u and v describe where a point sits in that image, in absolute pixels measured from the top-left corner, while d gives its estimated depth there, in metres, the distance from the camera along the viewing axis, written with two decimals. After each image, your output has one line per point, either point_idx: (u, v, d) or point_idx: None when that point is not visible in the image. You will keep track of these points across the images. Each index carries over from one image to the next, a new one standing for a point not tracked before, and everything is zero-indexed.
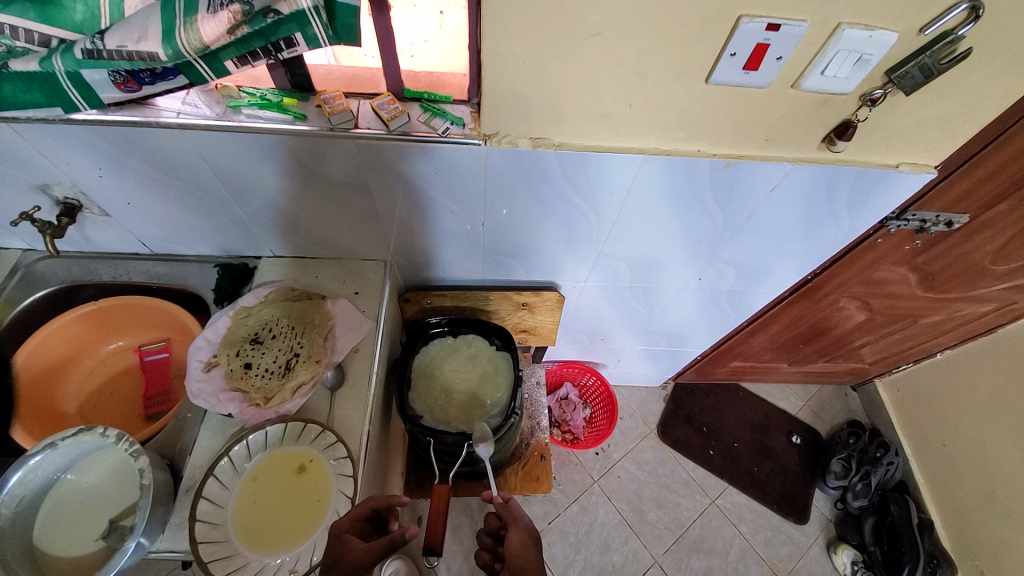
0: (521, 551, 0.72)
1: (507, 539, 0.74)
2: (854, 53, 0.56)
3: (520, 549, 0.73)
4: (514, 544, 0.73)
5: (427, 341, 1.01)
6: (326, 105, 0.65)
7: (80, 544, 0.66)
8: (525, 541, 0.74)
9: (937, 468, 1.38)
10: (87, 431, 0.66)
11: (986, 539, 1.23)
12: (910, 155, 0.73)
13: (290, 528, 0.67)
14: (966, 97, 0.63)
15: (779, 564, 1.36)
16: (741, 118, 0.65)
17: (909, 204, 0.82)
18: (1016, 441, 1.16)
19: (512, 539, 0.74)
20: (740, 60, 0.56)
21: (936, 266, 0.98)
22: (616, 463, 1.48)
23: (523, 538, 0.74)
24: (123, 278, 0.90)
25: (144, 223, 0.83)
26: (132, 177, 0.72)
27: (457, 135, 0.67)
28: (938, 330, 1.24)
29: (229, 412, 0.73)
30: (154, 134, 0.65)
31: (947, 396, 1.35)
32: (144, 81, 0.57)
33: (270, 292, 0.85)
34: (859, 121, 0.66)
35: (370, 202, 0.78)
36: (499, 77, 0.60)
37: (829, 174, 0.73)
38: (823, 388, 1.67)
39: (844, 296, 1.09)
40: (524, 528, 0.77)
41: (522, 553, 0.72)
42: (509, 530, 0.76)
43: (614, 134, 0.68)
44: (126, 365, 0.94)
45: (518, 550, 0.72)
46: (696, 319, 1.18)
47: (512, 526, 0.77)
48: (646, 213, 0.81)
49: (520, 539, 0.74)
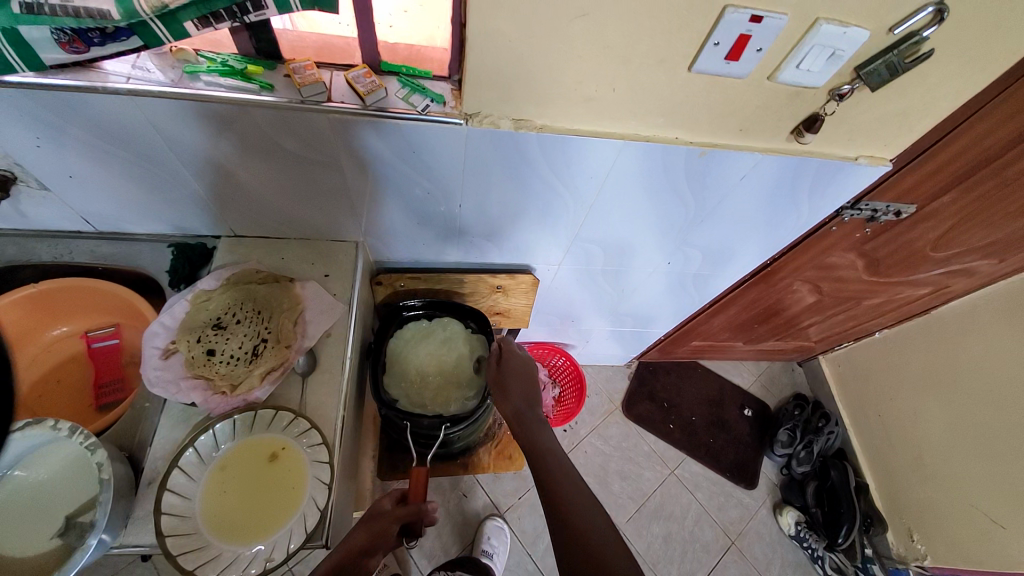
0: (518, 394, 0.83)
1: (500, 390, 0.84)
2: (828, 48, 0.57)
3: (517, 396, 0.83)
4: (511, 390, 0.84)
5: (401, 325, 1.00)
6: (296, 75, 0.61)
7: (23, 546, 0.60)
8: (525, 387, 0.85)
9: (871, 436, 1.51)
10: (36, 424, 0.63)
11: (913, 499, 1.37)
12: (869, 148, 0.77)
13: (263, 516, 0.65)
14: (920, 97, 0.67)
15: (730, 527, 1.46)
16: (719, 106, 0.67)
17: (864, 195, 0.87)
18: (946, 414, 1.30)
19: (506, 386, 0.85)
20: (723, 50, 0.57)
21: (882, 253, 1.06)
22: (582, 438, 1.54)
23: (521, 385, 0.85)
24: (65, 259, 0.82)
25: (90, 198, 0.76)
26: (74, 146, 0.65)
27: (437, 113, 0.64)
28: (879, 311, 1.34)
29: (193, 401, 0.69)
30: (103, 101, 0.59)
31: (884, 372, 1.47)
32: (93, 41, 0.51)
33: (232, 274, 0.81)
34: (827, 114, 0.68)
35: (340, 179, 0.74)
36: (483, 54, 0.57)
37: (795, 164, 0.77)
38: (772, 364, 1.79)
39: (797, 280, 1.16)
40: (523, 382, 0.85)
41: (518, 399, 0.82)
42: (500, 379, 0.86)
43: (596, 118, 0.68)
44: (72, 352, 0.87)
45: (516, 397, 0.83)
46: (663, 300, 1.21)
47: (501, 380, 0.85)
48: (622, 199, 0.82)
49: (517, 392, 0.84)
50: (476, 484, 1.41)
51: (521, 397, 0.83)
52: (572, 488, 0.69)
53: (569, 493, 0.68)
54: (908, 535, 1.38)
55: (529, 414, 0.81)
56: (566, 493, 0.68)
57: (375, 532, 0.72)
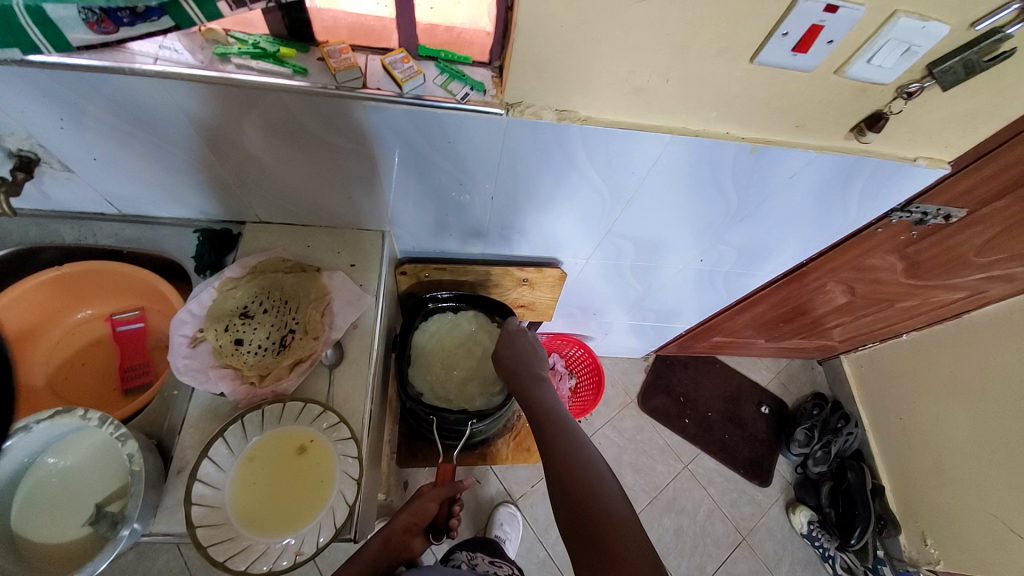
0: (511, 362, 0.84)
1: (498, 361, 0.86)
2: (903, 44, 0.53)
3: (511, 363, 0.84)
4: (506, 361, 0.85)
5: (426, 317, 0.98)
6: (332, 59, 0.58)
7: (57, 532, 0.60)
8: (520, 355, 0.85)
9: (890, 438, 1.49)
10: (66, 414, 0.62)
11: (931, 504, 1.36)
12: (929, 150, 0.73)
13: (293, 509, 0.64)
14: (993, 97, 0.63)
15: (741, 523, 1.46)
16: (776, 101, 0.63)
17: (917, 196, 0.83)
18: (970, 421, 1.27)
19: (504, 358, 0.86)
20: (790, 42, 0.53)
21: (924, 256, 1.02)
22: (597, 430, 1.53)
23: (516, 354, 0.85)
24: (89, 241, 0.81)
25: (114, 181, 0.74)
26: (99, 128, 0.63)
27: (477, 102, 0.61)
28: (912, 313, 1.30)
29: (222, 391, 0.69)
30: (130, 83, 0.56)
31: (908, 375, 1.44)
32: (122, 21, 0.48)
33: (259, 262, 0.80)
34: (892, 113, 0.64)
35: (370, 167, 0.71)
36: (532, 39, 0.54)
37: (848, 164, 0.73)
38: (792, 362, 1.76)
39: (831, 281, 1.12)
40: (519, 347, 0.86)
41: (516, 365, 0.83)
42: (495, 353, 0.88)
43: (645, 111, 0.64)
44: (98, 335, 0.87)
45: (508, 366, 0.84)
46: (689, 297, 1.18)
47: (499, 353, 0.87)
48: (662, 194, 0.79)
49: (513, 359, 0.84)
50: (490, 472, 1.42)
51: (514, 365, 0.83)
52: (588, 474, 0.61)
53: (584, 481, 0.60)
54: (921, 539, 1.37)
55: (521, 378, 0.80)
56: (581, 476, 0.60)
57: (415, 512, 0.84)
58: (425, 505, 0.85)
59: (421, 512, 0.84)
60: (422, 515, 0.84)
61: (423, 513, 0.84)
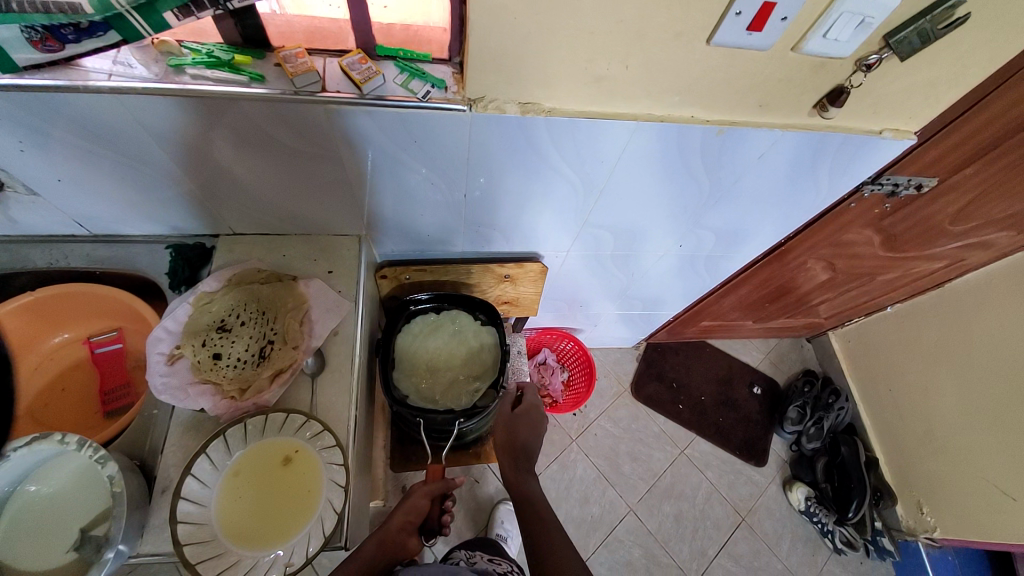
0: (522, 443, 0.89)
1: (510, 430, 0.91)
2: (857, 15, 0.53)
3: (520, 442, 0.89)
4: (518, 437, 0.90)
5: (409, 319, 0.98)
6: (288, 64, 0.57)
7: (40, 560, 0.60)
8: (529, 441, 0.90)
9: (881, 411, 1.51)
10: (44, 439, 0.61)
11: (924, 473, 1.37)
12: (894, 121, 0.73)
13: (281, 525, 0.64)
14: (952, 64, 0.63)
15: (740, 504, 1.47)
16: (738, 81, 0.63)
17: (887, 168, 0.84)
18: (958, 389, 1.28)
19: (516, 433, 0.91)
20: (745, 20, 0.53)
21: (900, 228, 1.03)
22: (592, 422, 1.53)
23: (528, 437, 0.91)
24: (60, 265, 0.80)
25: (82, 202, 0.73)
26: (61, 150, 0.63)
27: (439, 99, 0.61)
28: (893, 285, 1.31)
29: (202, 407, 0.68)
30: (86, 102, 0.55)
31: (895, 347, 1.46)
32: (67, 38, 0.48)
33: (233, 275, 0.79)
34: (852, 87, 0.65)
35: (338, 171, 0.71)
36: (488, 33, 0.53)
37: (816, 140, 0.73)
38: (782, 341, 1.78)
39: (811, 258, 1.13)
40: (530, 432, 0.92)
41: (524, 448, 0.89)
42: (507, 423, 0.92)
43: (609, 98, 0.64)
44: (77, 358, 0.86)
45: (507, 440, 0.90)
46: (672, 283, 1.19)
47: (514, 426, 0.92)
48: (634, 181, 0.79)
49: (524, 440, 0.90)
50: (488, 470, 1.41)
51: (523, 447, 0.89)
52: None
53: None
54: (918, 509, 1.39)
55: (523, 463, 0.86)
56: None
57: (409, 511, 0.82)
58: (417, 503, 0.84)
59: (415, 509, 0.83)
60: (416, 513, 0.82)
61: (417, 510, 0.82)
